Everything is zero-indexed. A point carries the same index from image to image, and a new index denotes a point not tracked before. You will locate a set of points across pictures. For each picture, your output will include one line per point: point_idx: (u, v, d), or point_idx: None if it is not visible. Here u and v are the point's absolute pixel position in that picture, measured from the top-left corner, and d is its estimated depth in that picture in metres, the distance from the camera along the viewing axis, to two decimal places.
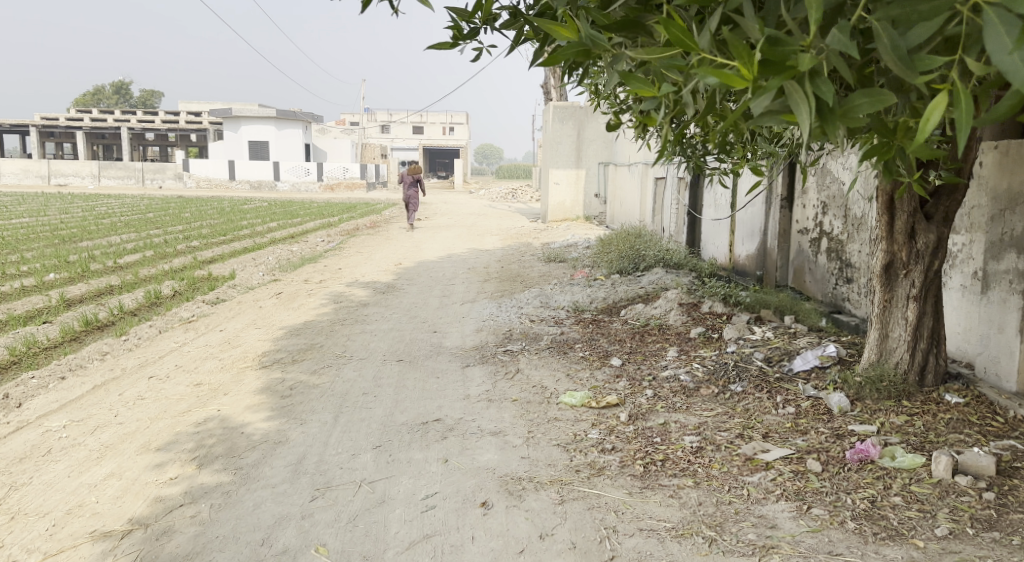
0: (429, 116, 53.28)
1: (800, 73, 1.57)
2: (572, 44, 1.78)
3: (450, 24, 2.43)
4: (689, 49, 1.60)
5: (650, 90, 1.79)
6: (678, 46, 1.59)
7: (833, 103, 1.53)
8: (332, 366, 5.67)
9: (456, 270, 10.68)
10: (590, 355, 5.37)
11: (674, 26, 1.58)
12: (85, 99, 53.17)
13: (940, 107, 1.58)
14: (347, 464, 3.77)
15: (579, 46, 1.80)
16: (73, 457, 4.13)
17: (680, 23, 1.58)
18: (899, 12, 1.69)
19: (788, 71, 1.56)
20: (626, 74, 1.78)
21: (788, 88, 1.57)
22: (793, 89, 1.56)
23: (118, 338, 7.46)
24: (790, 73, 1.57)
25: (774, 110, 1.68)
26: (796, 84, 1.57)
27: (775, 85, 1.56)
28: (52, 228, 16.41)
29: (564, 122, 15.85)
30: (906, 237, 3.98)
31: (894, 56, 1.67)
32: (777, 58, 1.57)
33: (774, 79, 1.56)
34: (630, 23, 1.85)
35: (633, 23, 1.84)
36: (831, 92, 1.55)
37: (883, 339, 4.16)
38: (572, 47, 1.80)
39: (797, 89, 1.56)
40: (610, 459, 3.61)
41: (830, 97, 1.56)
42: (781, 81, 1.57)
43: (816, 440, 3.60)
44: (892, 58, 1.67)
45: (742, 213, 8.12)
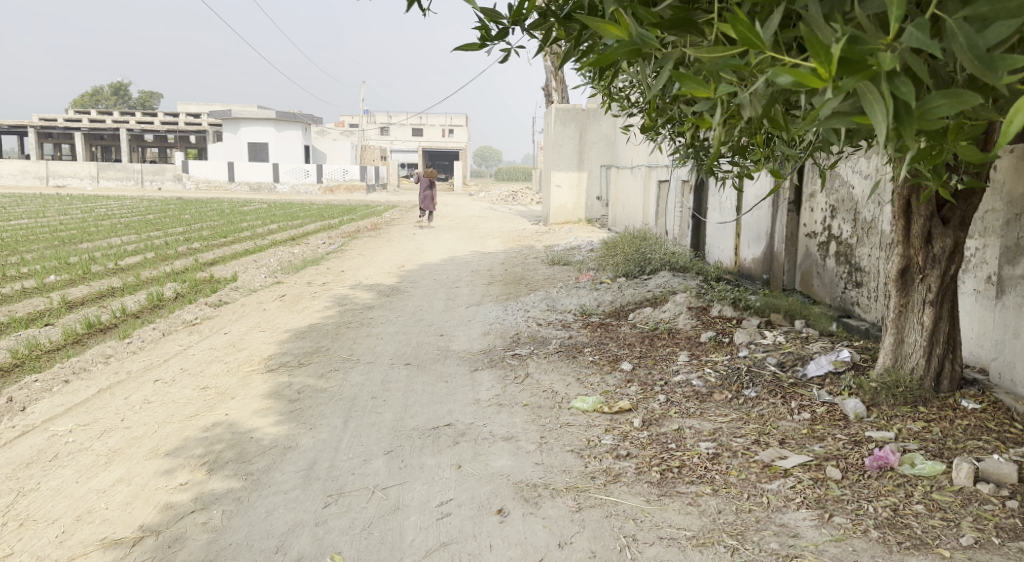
0: (428, 119, 53.28)
1: (877, 73, 1.53)
2: (625, 44, 1.73)
3: (478, 25, 2.40)
4: (756, 48, 1.55)
5: (705, 92, 1.73)
6: (746, 44, 1.54)
7: (914, 104, 1.49)
8: (340, 370, 5.64)
9: (459, 272, 10.65)
10: (599, 359, 5.33)
11: (740, 24, 1.54)
12: (84, 100, 53.17)
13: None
14: (360, 469, 3.73)
15: (630, 46, 1.74)
16: (81, 462, 4.09)
17: (746, 19, 1.54)
18: (989, 9, 1.63)
19: (864, 71, 1.52)
20: (681, 75, 1.72)
21: (862, 90, 1.53)
22: (868, 92, 1.53)
23: (121, 341, 7.42)
24: (866, 73, 1.52)
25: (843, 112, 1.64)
26: (871, 85, 1.53)
27: (852, 85, 1.52)
28: (51, 230, 16.37)
29: (566, 125, 15.82)
30: (922, 241, 3.94)
31: (972, 56, 1.60)
32: (854, 58, 1.52)
33: (849, 79, 1.51)
34: (681, 22, 1.80)
35: (685, 22, 1.79)
36: (911, 91, 1.51)
37: (898, 344, 4.12)
38: (623, 46, 1.74)
39: (873, 91, 1.53)
40: (626, 465, 3.57)
41: (909, 98, 1.51)
42: (857, 81, 1.52)
43: (833, 446, 3.57)
44: (969, 57, 1.60)
45: (748, 216, 8.09)
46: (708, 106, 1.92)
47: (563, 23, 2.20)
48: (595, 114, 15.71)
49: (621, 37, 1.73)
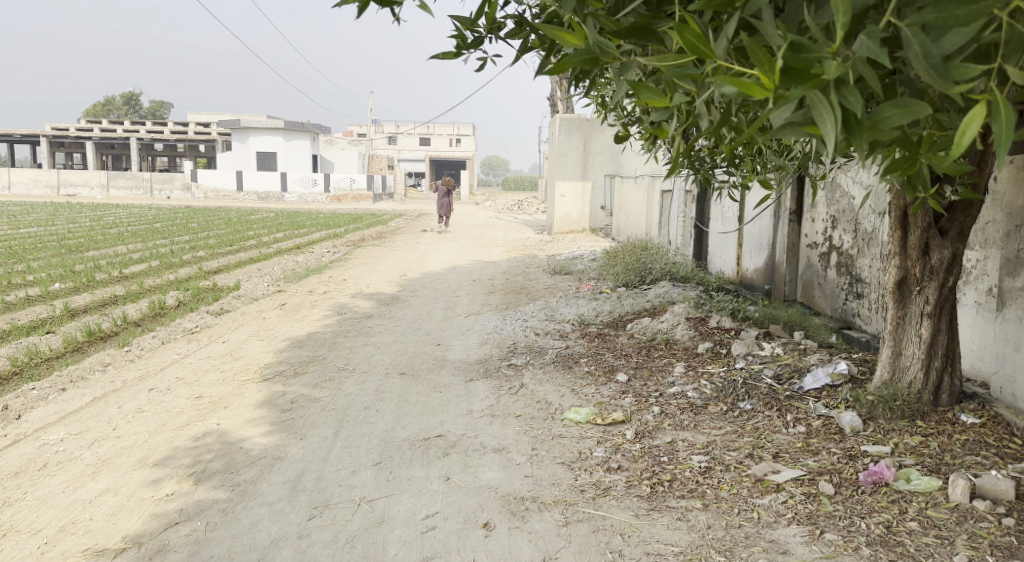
0: (435, 128, 53.41)
1: (825, 83, 1.48)
2: (578, 53, 1.70)
3: (454, 33, 2.36)
4: (704, 56, 1.52)
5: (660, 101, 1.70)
6: (694, 52, 1.52)
7: (862, 115, 1.44)
8: (334, 379, 5.60)
9: (461, 281, 10.61)
10: (595, 370, 5.27)
11: (689, 32, 1.52)
12: (95, 109, 53.60)
13: (977, 120, 1.49)
14: (346, 481, 3.69)
15: (586, 55, 1.71)
16: (69, 472, 4.06)
17: (695, 28, 1.52)
18: (935, 17, 1.57)
19: (812, 80, 1.47)
20: (636, 84, 1.70)
21: (811, 99, 1.47)
22: (817, 100, 1.47)
23: (120, 349, 7.40)
24: (814, 82, 1.48)
25: (795, 123, 1.60)
26: (820, 94, 1.48)
27: (798, 94, 1.47)
28: (58, 238, 16.40)
29: (570, 134, 15.78)
30: (919, 253, 3.88)
31: (927, 65, 1.56)
32: (801, 67, 1.47)
33: (797, 89, 1.47)
34: (639, 30, 1.76)
35: (643, 30, 1.75)
36: (860, 102, 1.46)
37: (895, 357, 4.06)
38: (579, 55, 1.71)
39: (822, 100, 1.47)
40: (616, 478, 3.52)
41: (857, 108, 1.46)
42: (804, 91, 1.47)
43: (828, 460, 3.51)
44: (924, 66, 1.57)
45: (750, 226, 8.03)
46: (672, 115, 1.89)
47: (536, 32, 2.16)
48: (599, 123, 15.68)
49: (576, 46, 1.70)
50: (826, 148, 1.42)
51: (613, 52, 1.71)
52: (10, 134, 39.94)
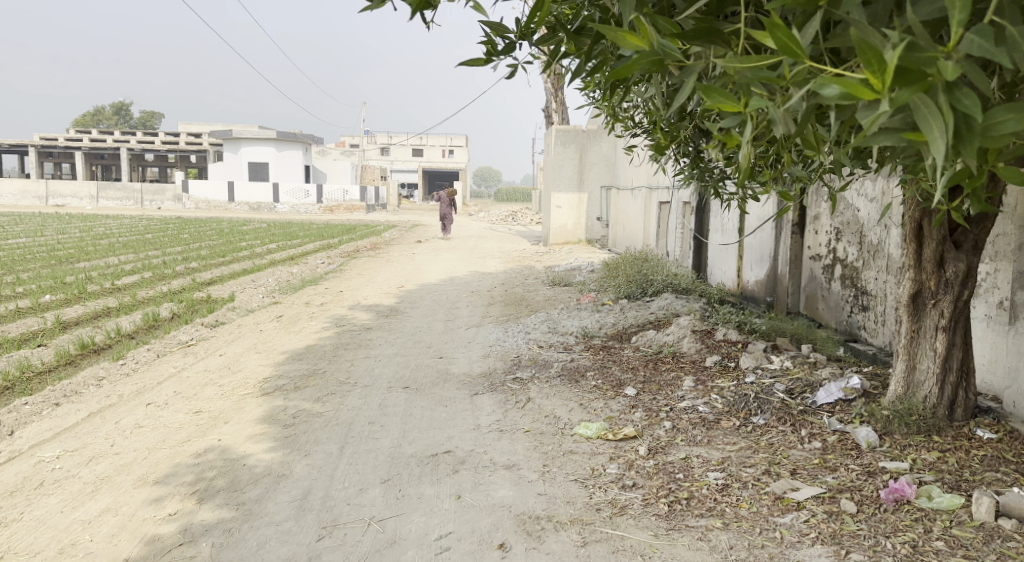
0: (428, 140, 53.48)
1: (933, 84, 1.41)
2: (646, 56, 1.60)
3: (484, 38, 2.29)
4: (797, 58, 1.43)
5: (733, 105, 1.61)
6: (787, 53, 1.43)
7: (979, 120, 1.37)
8: (336, 393, 5.50)
9: (459, 293, 10.54)
10: (602, 383, 5.20)
11: (781, 31, 1.43)
12: (86, 120, 53.47)
13: None
14: (355, 500, 3.60)
15: (652, 58, 1.62)
16: (66, 491, 3.95)
17: (787, 27, 1.43)
18: None
19: (921, 82, 1.39)
20: (708, 88, 1.60)
21: (917, 103, 1.40)
22: (924, 103, 1.41)
23: (114, 363, 7.29)
24: (923, 84, 1.40)
25: (893, 128, 1.52)
26: (927, 98, 1.41)
27: (907, 98, 1.39)
28: (48, 249, 16.26)
29: (566, 146, 15.75)
30: (935, 266, 3.83)
31: None
32: (912, 67, 1.39)
33: (905, 90, 1.39)
34: (704, 31, 1.69)
35: (711, 31, 1.67)
36: (976, 105, 1.39)
37: (909, 371, 4.00)
38: (644, 57, 1.61)
39: (929, 102, 1.40)
40: (632, 496, 3.44)
41: (972, 112, 1.39)
42: (913, 94, 1.39)
43: (847, 477, 3.44)
44: None
45: (750, 238, 7.99)
46: (734, 124, 1.75)
47: (573, 38, 2.09)
48: (595, 135, 15.68)
49: (641, 46, 1.60)
50: (939, 156, 1.35)
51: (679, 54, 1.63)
52: None
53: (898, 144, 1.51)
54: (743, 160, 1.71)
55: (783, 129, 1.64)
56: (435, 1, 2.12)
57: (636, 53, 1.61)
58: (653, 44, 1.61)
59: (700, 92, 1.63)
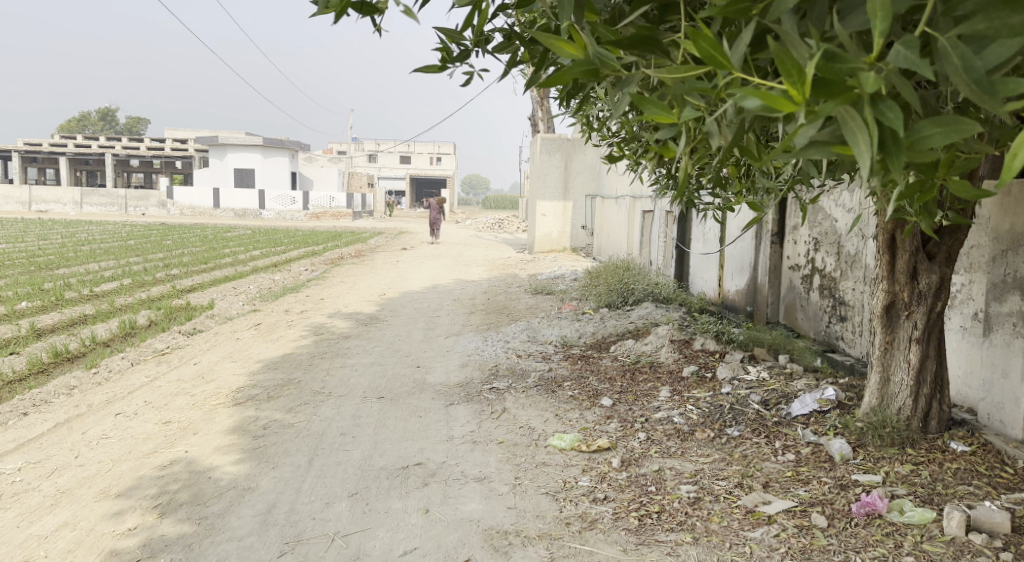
0: (416, 147, 53.43)
1: (858, 97, 1.36)
2: (579, 65, 1.56)
3: (439, 44, 2.24)
4: (721, 68, 1.39)
5: (668, 117, 1.56)
6: (710, 63, 1.38)
7: (903, 133, 1.32)
8: (310, 403, 5.42)
9: (442, 301, 10.47)
10: (579, 394, 5.14)
11: (704, 40, 1.39)
12: (70, 124, 53.05)
13: None
14: (320, 514, 3.52)
15: (586, 68, 1.57)
16: (25, 504, 3.85)
17: (710, 35, 1.39)
18: (986, 26, 1.48)
19: (844, 95, 1.35)
20: (643, 99, 1.56)
21: (841, 115, 1.35)
22: (848, 116, 1.35)
23: (87, 371, 7.16)
24: (845, 97, 1.35)
25: (822, 143, 1.47)
26: (853, 109, 1.36)
27: (830, 110, 1.34)
28: (28, 255, 16.06)
29: (551, 154, 15.75)
30: (908, 277, 3.81)
31: (970, 78, 1.44)
32: (833, 79, 1.34)
33: (827, 102, 1.34)
34: (642, 39, 1.64)
35: (648, 40, 1.63)
36: (898, 118, 1.34)
37: (884, 383, 3.97)
38: (579, 66, 1.56)
39: (854, 114, 1.35)
40: (603, 510, 3.39)
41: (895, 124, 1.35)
42: (836, 106, 1.35)
43: (818, 490, 3.40)
44: (965, 80, 1.44)
45: (731, 248, 7.98)
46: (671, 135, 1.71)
47: (526, 46, 2.04)
48: (580, 143, 15.68)
49: (575, 55, 1.55)
50: (863, 169, 1.30)
51: (614, 63, 1.58)
52: None
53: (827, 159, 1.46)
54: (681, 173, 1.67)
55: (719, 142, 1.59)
56: (384, 5, 2.07)
57: (571, 62, 1.56)
58: (588, 51, 1.56)
59: (636, 103, 1.58)
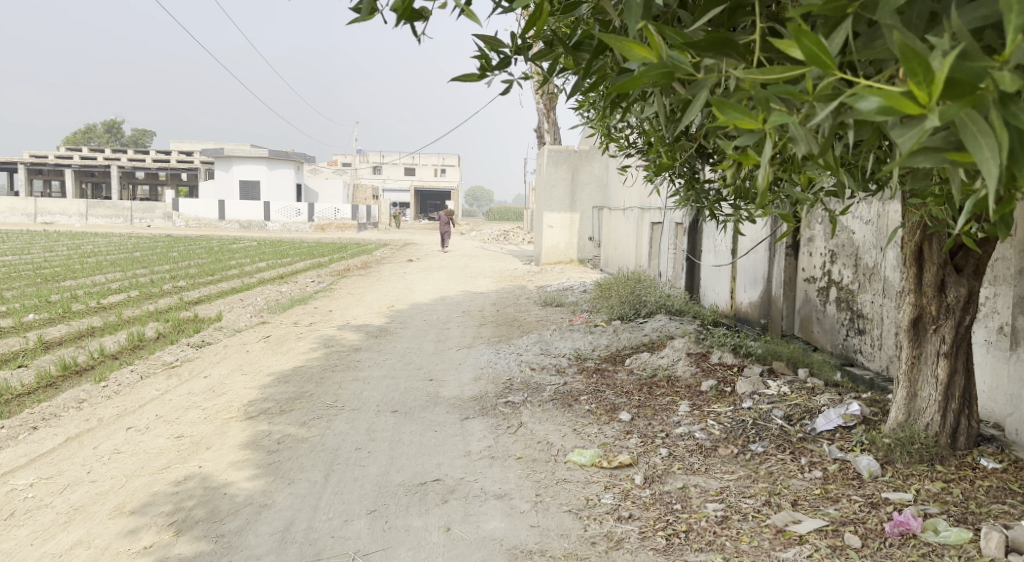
0: (420, 159, 53.53)
1: (986, 98, 1.26)
2: (654, 68, 1.49)
3: (478, 52, 2.19)
4: (828, 68, 1.31)
5: (750, 122, 1.50)
6: (816, 63, 1.31)
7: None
8: (323, 417, 5.35)
9: (450, 313, 10.41)
10: (596, 408, 5.07)
11: (809, 38, 1.31)
12: (76, 137, 53.37)
13: None
14: (339, 532, 3.46)
15: (659, 71, 1.51)
16: (38, 521, 3.79)
17: (816, 33, 1.31)
18: None
19: (971, 94, 1.25)
20: (722, 104, 1.49)
21: (966, 118, 1.25)
22: (974, 119, 1.25)
23: (96, 384, 7.12)
24: (972, 98, 1.25)
25: (933, 147, 1.36)
26: (978, 112, 1.26)
27: (953, 113, 1.24)
28: (35, 267, 16.07)
29: (558, 166, 15.72)
30: (936, 290, 3.75)
31: None
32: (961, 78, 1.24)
33: (953, 104, 1.24)
34: (718, 42, 1.58)
35: (726, 42, 1.56)
36: None
37: (911, 399, 3.89)
38: (653, 69, 1.50)
39: (980, 118, 1.25)
40: (628, 529, 3.31)
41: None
42: (960, 109, 1.25)
43: (849, 509, 3.33)
44: None
45: (744, 260, 7.92)
46: (749, 141, 1.63)
47: (570, 52, 1.99)
48: (587, 155, 15.65)
49: (648, 58, 1.49)
50: (993, 178, 1.21)
51: (690, 66, 1.52)
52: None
53: (941, 165, 1.35)
54: (761, 181, 1.60)
55: (805, 148, 1.52)
56: (426, 11, 2.01)
57: (644, 65, 1.50)
58: (663, 54, 1.50)
59: (714, 108, 1.52)
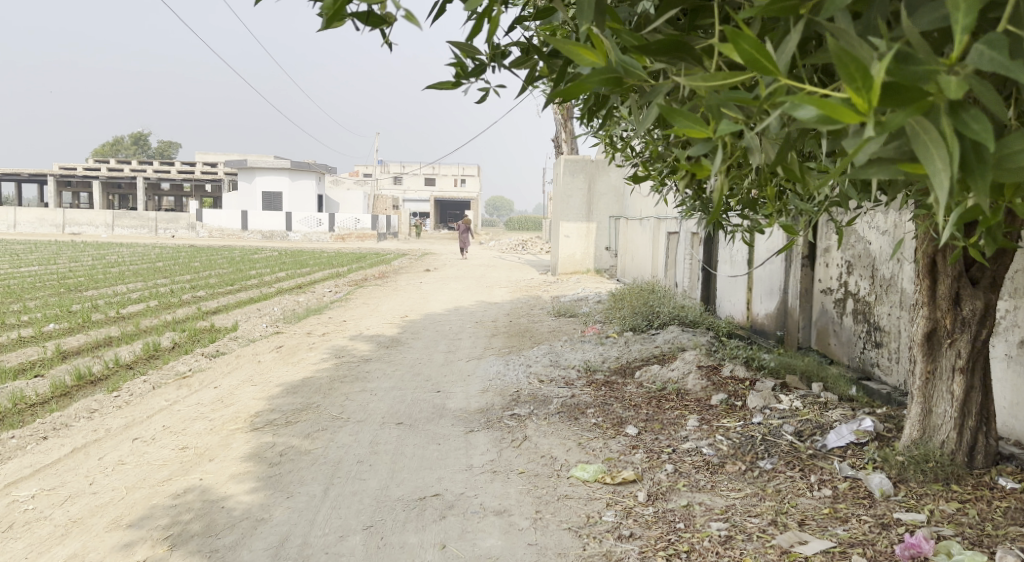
0: (440, 169, 53.73)
1: (935, 105, 1.18)
2: (600, 73, 1.43)
3: (454, 60, 2.13)
4: (768, 73, 1.23)
5: (701, 131, 1.41)
6: (755, 67, 1.23)
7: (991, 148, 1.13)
8: (328, 429, 5.30)
9: (464, 323, 10.35)
10: (602, 422, 4.97)
11: (747, 41, 1.23)
12: (104, 150, 54.23)
13: None
14: (333, 548, 3.40)
15: (608, 75, 1.44)
16: (35, 534, 3.77)
17: (754, 36, 1.23)
18: None
19: (919, 101, 1.16)
20: (671, 110, 1.41)
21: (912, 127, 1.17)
22: (920, 129, 1.17)
23: (109, 394, 7.13)
24: (921, 105, 1.17)
25: (886, 159, 1.27)
26: (926, 120, 1.18)
27: (900, 120, 1.16)
28: (59, 277, 16.23)
29: (574, 176, 15.67)
30: (950, 303, 3.61)
31: None
32: (905, 85, 1.15)
33: (898, 113, 1.16)
34: (672, 45, 1.50)
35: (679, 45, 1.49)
36: (986, 130, 1.16)
37: (925, 415, 3.76)
38: (599, 74, 1.43)
39: (928, 128, 1.17)
40: (628, 548, 3.23)
41: (982, 138, 1.16)
42: (908, 116, 1.16)
43: (858, 530, 3.22)
44: None
45: (760, 270, 7.79)
46: (704, 150, 1.54)
47: (544, 60, 1.93)
48: (603, 165, 15.59)
49: (596, 62, 1.43)
50: (941, 193, 1.12)
51: (640, 71, 1.45)
52: (18, 174, 40.22)
53: (895, 179, 1.27)
54: (715, 194, 1.52)
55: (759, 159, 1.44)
56: (393, 17, 1.96)
57: (592, 70, 1.44)
58: (611, 58, 1.44)
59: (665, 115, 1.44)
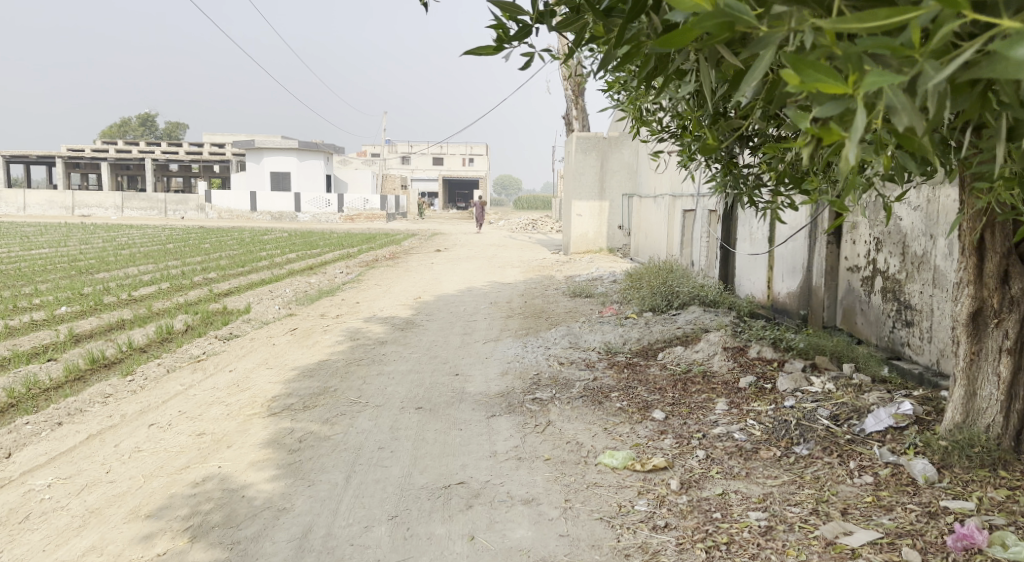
0: (449, 148, 53.37)
1: None
2: (708, 17, 1.40)
3: (497, 22, 2.05)
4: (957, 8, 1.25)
5: (837, 86, 1.35)
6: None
7: None
8: (346, 414, 5.20)
9: (478, 304, 10.22)
10: (628, 406, 4.85)
11: None
12: (113, 131, 54.45)
13: None
14: (359, 539, 3.30)
15: (718, 19, 1.40)
16: (52, 525, 3.68)
17: None
18: None
19: None
20: (802, 61, 1.36)
21: None
22: None
23: (123, 378, 7.06)
24: None
25: None
26: None
27: None
28: (70, 260, 16.16)
29: (587, 153, 15.44)
30: (999, 281, 3.46)
31: None
32: None
33: None
34: None
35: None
36: None
37: (970, 398, 3.60)
38: (708, 17, 1.40)
39: None
40: (664, 539, 3.12)
41: None
42: None
43: (905, 519, 3.09)
44: None
45: (782, 248, 7.61)
46: (835, 110, 1.41)
47: (601, 19, 1.82)
48: (616, 142, 15.37)
49: (702, 6, 1.40)
50: None
51: (751, 15, 1.39)
52: (27, 156, 40.21)
53: None
54: (849, 160, 1.40)
55: (908, 120, 1.35)
56: None
57: (701, 13, 1.40)
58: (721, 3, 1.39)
59: (792, 68, 1.39)
